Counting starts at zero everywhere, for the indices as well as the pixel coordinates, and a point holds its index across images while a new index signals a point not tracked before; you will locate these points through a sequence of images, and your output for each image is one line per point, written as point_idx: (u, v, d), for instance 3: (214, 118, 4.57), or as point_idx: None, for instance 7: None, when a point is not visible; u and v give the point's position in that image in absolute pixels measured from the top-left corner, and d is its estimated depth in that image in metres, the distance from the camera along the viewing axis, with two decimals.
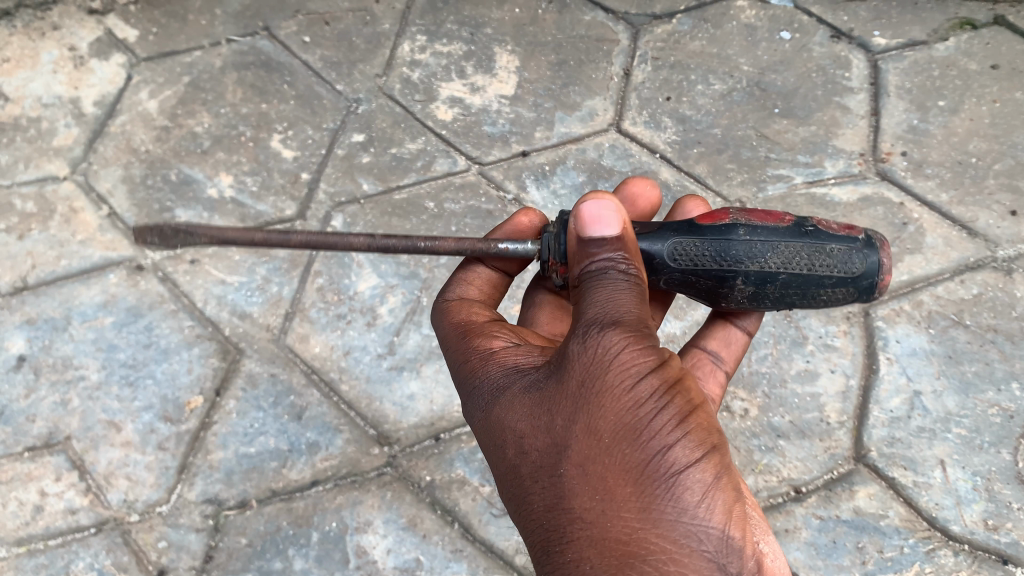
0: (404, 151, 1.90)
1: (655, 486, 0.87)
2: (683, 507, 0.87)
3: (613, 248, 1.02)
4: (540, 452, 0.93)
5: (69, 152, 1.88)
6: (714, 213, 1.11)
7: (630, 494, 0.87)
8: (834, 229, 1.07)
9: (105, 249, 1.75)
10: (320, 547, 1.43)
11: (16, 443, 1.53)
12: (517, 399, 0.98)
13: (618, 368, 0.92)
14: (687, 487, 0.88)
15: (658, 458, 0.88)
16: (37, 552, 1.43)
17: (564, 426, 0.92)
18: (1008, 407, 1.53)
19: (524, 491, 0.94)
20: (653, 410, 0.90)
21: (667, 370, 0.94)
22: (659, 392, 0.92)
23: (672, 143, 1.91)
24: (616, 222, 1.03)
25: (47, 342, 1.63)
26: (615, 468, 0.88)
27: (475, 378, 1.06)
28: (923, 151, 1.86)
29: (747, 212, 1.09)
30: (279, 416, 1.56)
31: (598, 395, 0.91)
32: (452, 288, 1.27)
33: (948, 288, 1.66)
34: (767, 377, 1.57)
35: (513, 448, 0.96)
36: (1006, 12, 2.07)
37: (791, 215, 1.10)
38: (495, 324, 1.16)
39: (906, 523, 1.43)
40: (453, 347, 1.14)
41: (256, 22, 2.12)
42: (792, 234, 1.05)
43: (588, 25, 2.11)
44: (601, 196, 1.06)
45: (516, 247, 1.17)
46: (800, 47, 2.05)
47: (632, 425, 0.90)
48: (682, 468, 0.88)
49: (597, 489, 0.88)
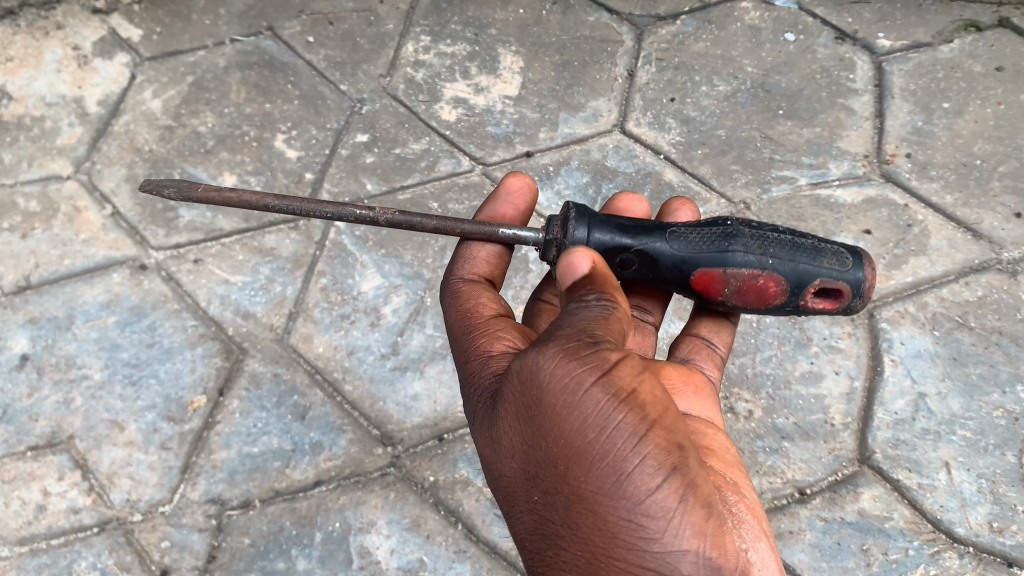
0: (408, 151, 1.89)
1: (614, 514, 0.86)
2: (646, 534, 0.86)
3: (584, 292, 1.01)
4: (511, 477, 0.95)
5: (73, 151, 1.88)
6: (711, 281, 1.09)
7: (592, 522, 0.87)
8: (817, 305, 1.09)
9: (109, 248, 1.75)
10: (324, 548, 1.43)
11: (19, 442, 1.53)
12: (483, 423, 1.00)
13: (561, 393, 0.90)
14: (647, 513, 0.86)
15: (616, 486, 0.86)
16: (39, 552, 1.43)
17: (527, 454, 0.92)
18: (1014, 409, 1.53)
19: (508, 512, 0.98)
20: (602, 434, 0.88)
21: (617, 389, 0.90)
22: (608, 413, 0.88)
23: (676, 144, 1.90)
24: (587, 262, 1.00)
25: (50, 341, 1.63)
26: (574, 496, 0.88)
27: (461, 394, 1.09)
28: (928, 152, 1.86)
29: (738, 294, 1.09)
30: (283, 416, 1.55)
31: (547, 421, 0.90)
32: (464, 263, 1.26)
33: (953, 290, 1.66)
34: (771, 378, 1.57)
35: (490, 472, 0.99)
36: (1012, 14, 2.07)
37: (787, 294, 1.07)
38: (501, 318, 1.16)
39: (910, 525, 1.42)
40: (458, 340, 1.14)
41: (261, 22, 2.12)
42: (767, 312, 1.12)
43: (592, 26, 2.12)
44: (577, 263, 1.00)
45: (529, 234, 1.19)
46: (805, 49, 2.05)
47: (583, 451, 0.88)
48: (642, 496, 0.86)
49: (563, 516, 0.89)
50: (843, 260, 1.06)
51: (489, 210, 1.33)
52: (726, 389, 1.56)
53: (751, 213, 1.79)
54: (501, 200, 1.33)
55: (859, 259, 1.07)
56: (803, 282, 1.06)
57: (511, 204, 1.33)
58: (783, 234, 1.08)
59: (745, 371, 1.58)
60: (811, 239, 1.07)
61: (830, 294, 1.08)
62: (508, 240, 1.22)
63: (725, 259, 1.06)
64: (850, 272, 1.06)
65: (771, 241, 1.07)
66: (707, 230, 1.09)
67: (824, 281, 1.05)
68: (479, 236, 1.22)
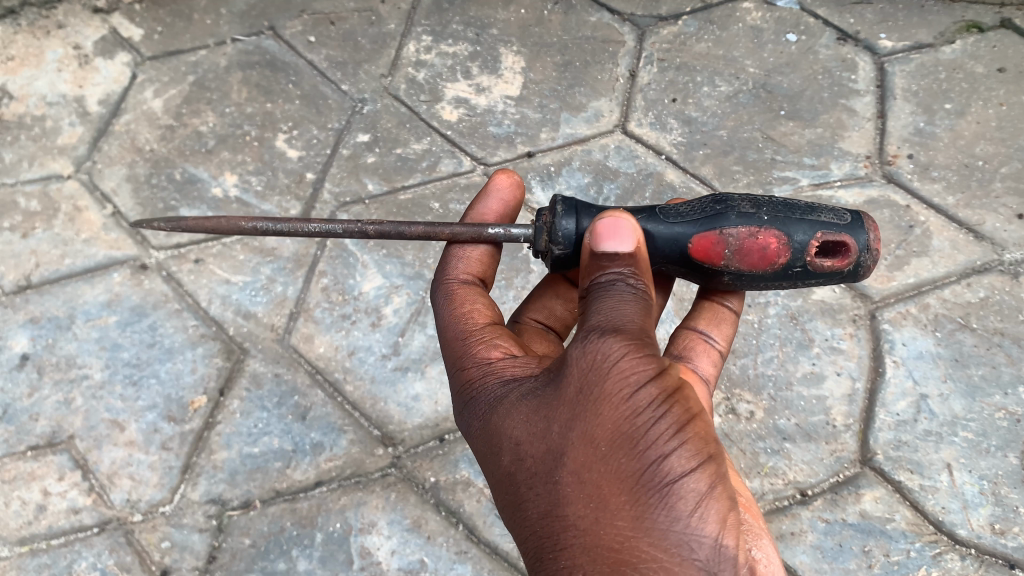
0: (409, 151, 1.89)
1: (651, 496, 0.86)
2: (676, 516, 0.86)
3: (624, 264, 1.03)
4: (536, 459, 0.92)
5: (74, 151, 1.87)
6: (710, 245, 1.06)
7: (623, 504, 0.86)
8: (826, 263, 1.06)
9: (109, 248, 1.74)
10: (324, 548, 1.43)
11: (19, 442, 1.53)
12: (515, 405, 0.98)
13: (618, 377, 0.90)
14: (681, 497, 0.86)
15: (655, 467, 0.87)
16: (40, 552, 1.42)
17: (561, 432, 0.90)
18: (1016, 411, 1.53)
19: (521, 497, 0.93)
20: (650, 420, 0.89)
21: (666, 381, 0.92)
22: (658, 402, 0.90)
23: (678, 145, 1.90)
24: (631, 239, 1.02)
25: (51, 340, 1.63)
26: (611, 477, 0.87)
27: (474, 384, 1.05)
28: (930, 153, 1.86)
29: (741, 256, 1.06)
30: (284, 417, 1.55)
31: (596, 402, 0.90)
32: (456, 263, 1.24)
33: (955, 291, 1.66)
34: (773, 379, 1.57)
35: (509, 453, 0.95)
36: (1014, 15, 2.07)
37: (790, 250, 1.05)
38: (497, 326, 1.15)
39: (912, 527, 1.42)
40: (453, 348, 1.13)
41: (262, 22, 2.12)
42: (775, 278, 1.08)
43: (594, 26, 2.11)
44: (623, 240, 1.02)
45: (519, 231, 1.19)
46: (807, 49, 2.05)
47: (630, 434, 0.88)
48: (678, 477, 0.87)
49: (591, 497, 0.87)
50: (839, 214, 1.07)
51: (478, 211, 1.31)
52: (728, 390, 1.56)
53: None
54: (490, 198, 1.31)
55: (855, 214, 1.07)
56: (803, 234, 1.04)
57: (502, 199, 1.32)
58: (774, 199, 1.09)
59: (746, 371, 1.58)
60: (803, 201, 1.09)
61: (836, 249, 1.06)
62: (499, 240, 1.21)
63: (721, 220, 1.05)
64: (848, 224, 1.06)
65: (764, 202, 1.07)
66: (698, 201, 1.10)
67: (824, 232, 1.04)
68: (470, 237, 1.21)
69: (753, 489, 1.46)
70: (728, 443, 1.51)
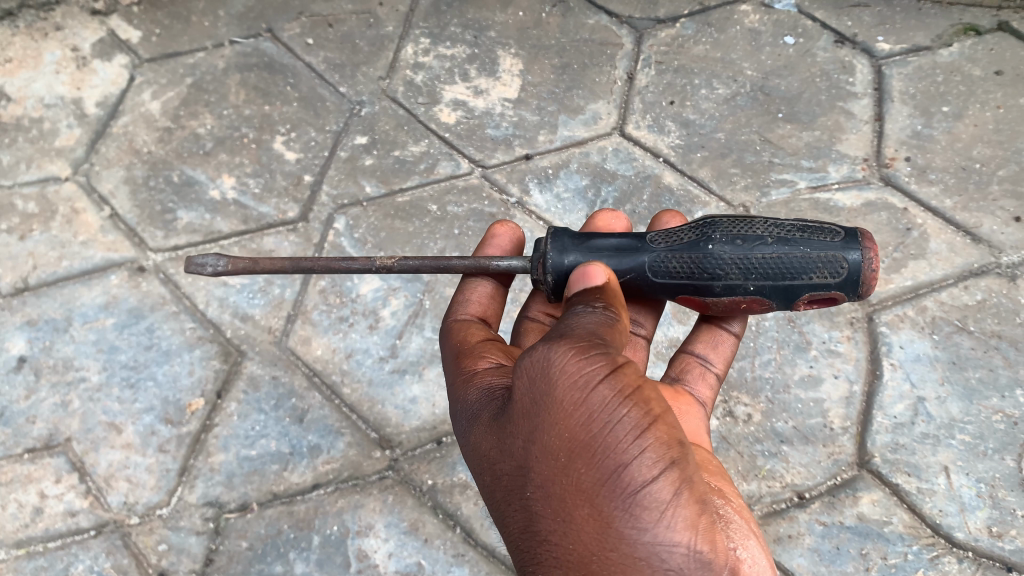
0: (407, 153, 1.89)
1: (615, 506, 0.86)
2: (642, 525, 0.85)
3: (591, 297, 1.05)
4: (507, 476, 0.93)
5: (71, 153, 1.87)
6: (697, 303, 1.15)
7: (589, 515, 0.86)
8: (812, 305, 1.12)
9: (107, 250, 1.74)
10: (322, 551, 1.43)
11: (16, 444, 1.52)
12: (486, 421, 0.98)
13: (569, 388, 0.90)
14: (644, 505, 0.85)
15: (616, 477, 0.86)
16: (36, 555, 1.42)
17: (524, 448, 0.91)
18: (1013, 413, 1.53)
19: (501, 513, 0.95)
20: (606, 427, 0.88)
21: (620, 385, 0.90)
22: (612, 406, 0.89)
23: (676, 147, 1.90)
24: (602, 275, 1.07)
25: (48, 343, 1.63)
26: (574, 489, 0.87)
27: (455, 401, 1.07)
28: (927, 156, 1.86)
29: (727, 309, 1.15)
30: (281, 419, 1.55)
31: (552, 414, 0.89)
32: (461, 301, 1.29)
33: (952, 294, 1.66)
34: (770, 382, 1.57)
35: (484, 470, 0.96)
36: (1011, 18, 2.07)
37: (774, 307, 1.12)
38: (488, 343, 1.17)
39: (910, 529, 1.42)
40: (447, 367, 1.15)
41: (260, 24, 2.12)
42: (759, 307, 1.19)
43: (592, 29, 2.12)
44: (594, 275, 1.07)
45: (514, 264, 1.22)
46: (805, 52, 2.05)
47: (586, 444, 0.88)
48: (641, 487, 0.86)
49: (559, 510, 0.88)
50: (834, 270, 1.05)
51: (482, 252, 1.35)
52: (726, 393, 1.56)
53: (750, 215, 1.79)
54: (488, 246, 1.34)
55: (856, 263, 1.05)
56: (790, 297, 1.09)
57: (499, 246, 1.34)
58: (770, 253, 1.07)
59: (744, 374, 1.58)
60: (800, 253, 1.06)
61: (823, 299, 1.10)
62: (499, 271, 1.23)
63: (706, 293, 1.11)
64: (843, 281, 1.06)
65: (755, 263, 1.07)
66: (688, 257, 1.10)
67: (812, 294, 1.07)
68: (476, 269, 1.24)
69: (751, 492, 1.46)
70: (726, 446, 1.51)
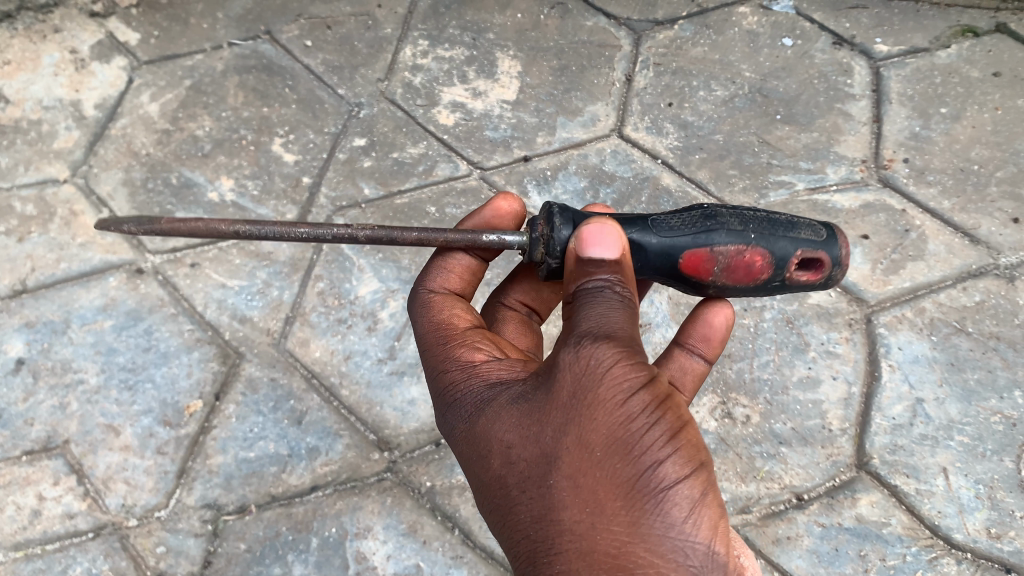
0: (406, 155, 1.89)
1: (647, 502, 0.86)
2: (671, 523, 0.86)
3: (611, 271, 1.03)
4: (529, 463, 0.91)
5: (70, 155, 1.87)
6: (699, 260, 1.08)
7: (619, 509, 0.86)
8: (800, 277, 1.10)
9: (105, 252, 1.74)
10: (320, 553, 1.42)
11: (14, 447, 1.52)
12: (506, 410, 0.97)
13: (610, 383, 0.91)
14: (676, 503, 0.86)
15: (650, 472, 0.87)
16: (34, 557, 1.42)
17: (553, 436, 0.90)
18: (1011, 415, 1.53)
19: (511, 502, 0.92)
20: (642, 424, 0.89)
21: (656, 389, 0.92)
22: (650, 409, 0.90)
23: (674, 149, 1.90)
24: (618, 244, 1.03)
25: (46, 345, 1.63)
26: (606, 482, 0.87)
27: (460, 387, 1.05)
28: (925, 158, 1.86)
29: (727, 271, 1.08)
30: (279, 421, 1.55)
31: (590, 408, 0.90)
32: (443, 273, 1.24)
33: (950, 295, 1.66)
34: (769, 384, 1.57)
35: (500, 457, 0.94)
36: (1009, 20, 2.08)
37: (771, 267, 1.07)
38: (475, 331, 1.15)
39: (908, 531, 1.42)
40: (433, 350, 1.13)
41: (258, 26, 2.12)
42: (752, 291, 1.12)
43: (590, 31, 2.12)
44: (610, 238, 1.03)
45: (513, 239, 1.15)
46: (802, 54, 2.05)
47: (625, 441, 0.88)
48: (672, 484, 0.87)
49: (587, 501, 0.86)
50: (817, 230, 1.08)
51: (479, 217, 1.30)
52: (724, 394, 1.56)
53: None
54: (483, 217, 1.30)
55: (832, 229, 1.09)
56: (786, 252, 1.07)
57: (496, 210, 1.30)
58: (758, 212, 1.09)
59: (742, 376, 1.58)
60: (784, 215, 1.10)
61: (810, 265, 1.09)
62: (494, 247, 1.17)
63: (709, 238, 1.06)
64: (825, 240, 1.08)
65: (748, 218, 1.08)
66: (688, 215, 1.09)
67: (803, 250, 1.07)
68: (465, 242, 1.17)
69: (749, 494, 1.46)
70: (724, 447, 1.51)
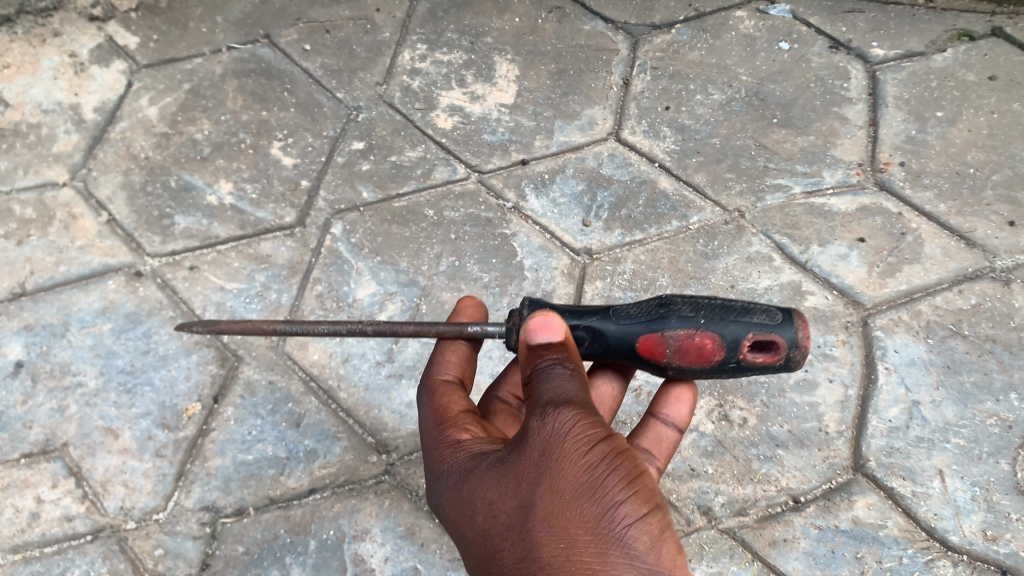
0: (404, 158, 1.90)
1: (612, 540, 0.91)
2: (636, 557, 0.90)
3: (559, 352, 1.08)
4: (508, 513, 0.97)
5: (69, 158, 1.88)
6: (652, 345, 1.08)
7: (588, 542, 0.91)
8: (758, 359, 1.05)
9: (104, 255, 1.75)
10: (318, 555, 1.42)
11: (12, 450, 1.52)
12: (484, 468, 1.03)
13: (573, 433, 0.98)
14: (639, 535, 0.91)
15: (614, 510, 0.92)
16: (33, 560, 1.41)
17: (527, 487, 0.96)
18: (1007, 417, 1.53)
19: (496, 550, 0.97)
20: (606, 467, 0.96)
21: (613, 440, 0.98)
22: (611, 451, 0.97)
23: (671, 152, 1.91)
24: (561, 329, 1.08)
25: (45, 348, 1.63)
26: (575, 520, 0.92)
27: (445, 460, 1.10)
28: (921, 161, 1.87)
29: (680, 354, 1.08)
30: (278, 424, 1.55)
31: (556, 455, 0.96)
32: (434, 366, 1.27)
33: (947, 298, 1.67)
34: (766, 387, 1.58)
35: (482, 511, 0.99)
36: (1004, 24, 2.09)
37: (723, 348, 1.05)
38: (468, 416, 1.17)
39: (904, 533, 1.42)
40: (427, 433, 1.16)
41: (257, 31, 2.14)
42: (710, 374, 1.10)
43: (588, 35, 2.13)
44: (552, 326, 1.08)
45: (495, 328, 1.20)
46: (799, 58, 2.06)
47: (589, 485, 0.94)
48: (635, 520, 0.92)
49: (559, 540, 0.91)
50: (771, 313, 1.05)
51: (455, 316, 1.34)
52: (721, 397, 1.57)
53: (745, 221, 1.79)
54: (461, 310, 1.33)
55: (788, 312, 1.06)
56: (736, 336, 1.04)
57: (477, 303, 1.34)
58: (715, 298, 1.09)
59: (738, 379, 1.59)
60: (740, 300, 1.08)
61: (766, 348, 1.05)
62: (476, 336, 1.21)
63: (662, 323, 1.07)
64: (781, 323, 1.04)
65: (704, 302, 1.08)
66: (647, 302, 1.11)
67: (755, 333, 1.04)
68: (452, 333, 1.22)
69: (746, 496, 1.46)
70: (722, 450, 1.51)
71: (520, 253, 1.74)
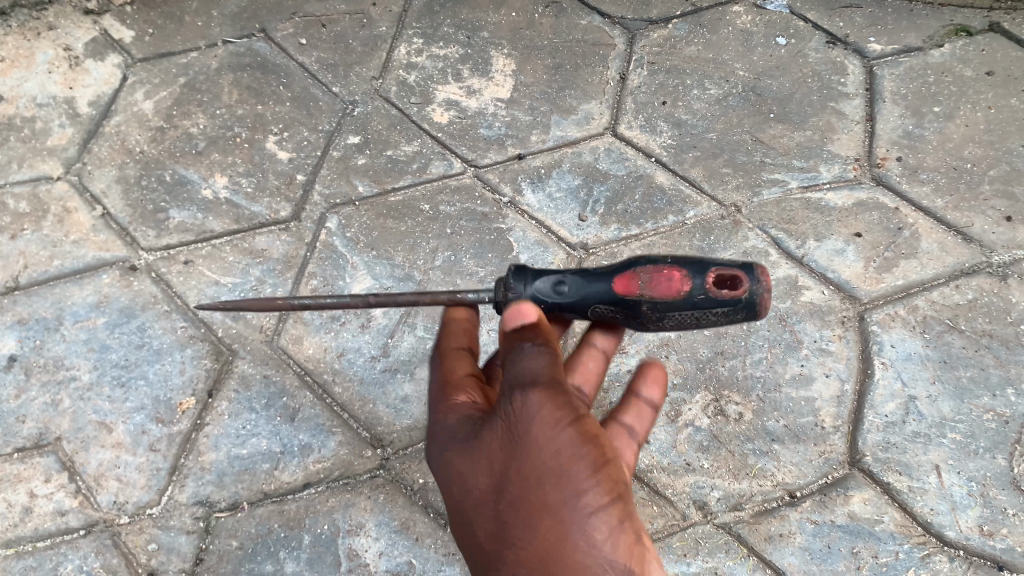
0: (400, 153, 1.89)
1: (572, 524, 0.96)
2: (592, 541, 0.96)
3: (532, 336, 1.07)
4: (481, 489, 1.02)
5: (63, 152, 1.87)
6: (624, 281, 1.09)
7: (550, 524, 0.97)
8: (725, 292, 1.05)
9: (98, 249, 1.74)
10: (312, 550, 1.41)
11: (5, 444, 1.51)
12: (462, 441, 1.06)
13: (545, 420, 1.00)
14: (597, 523, 0.96)
15: (577, 497, 0.97)
16: (25, 554, 1.40)
17: (500, 467, 1.01)
18: (1004, 413, 1.53)
19: (467, 518, 1.03)
20: (572, 455, 0.99)
21: (584, 427, 1.01)
22: (579, 440, 1.00)
23: (668, 147, 1.91)
24: (533, 313, 1.08)
25: (39, 342, 1.62)
26: (540, 503, 0.97)
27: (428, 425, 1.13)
28: (918, 156, 1.86)
29: (651, 285, 1.07)
30: (272, 418, 1.55)
31: (528, 439, 1.00)
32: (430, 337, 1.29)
33: (944, 294, 1.66)
34: (761, 381, 1.57)
35: (456, 483, 1.04)
36: (1002, 19, 2.09)
37: (691, 279, 1.06)
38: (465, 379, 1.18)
39: (900, 529, 1.41)
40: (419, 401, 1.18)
41: (253, 25, 2.13)
42: (682, 314, 1.08)
43: (585, 29, 2.13)
44: (524, 312, 1.08)
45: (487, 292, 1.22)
46: (796, 53, 2.06)
47: (556, 471, 0.98)
48: (595, 508, 0.97)
49: (524, 519, 0.98)
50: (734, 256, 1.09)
51: None
52: (717, 391, 1.56)
53: (742, 216, 1.79)
54: None
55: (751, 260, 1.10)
56: (703, 268, 1.06)
57: None
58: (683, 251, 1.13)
59: (735, 373, 1.58)
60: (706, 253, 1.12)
61: (732, 282, 1.06)
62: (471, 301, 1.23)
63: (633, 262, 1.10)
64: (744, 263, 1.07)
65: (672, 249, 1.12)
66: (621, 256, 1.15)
67: (720, 266, 1.06)
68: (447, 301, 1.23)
69: (741, 491, 1.45)
70: (717, 445, 1.51)
71: (516, 248, 1.74)
